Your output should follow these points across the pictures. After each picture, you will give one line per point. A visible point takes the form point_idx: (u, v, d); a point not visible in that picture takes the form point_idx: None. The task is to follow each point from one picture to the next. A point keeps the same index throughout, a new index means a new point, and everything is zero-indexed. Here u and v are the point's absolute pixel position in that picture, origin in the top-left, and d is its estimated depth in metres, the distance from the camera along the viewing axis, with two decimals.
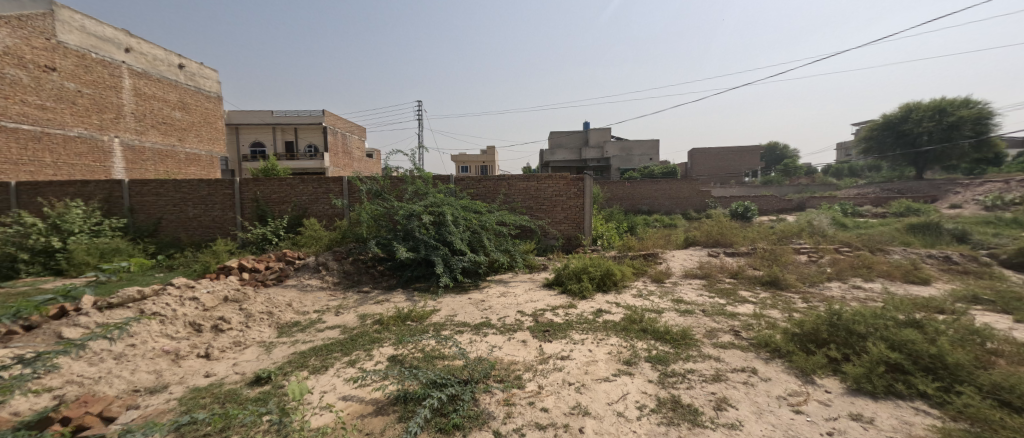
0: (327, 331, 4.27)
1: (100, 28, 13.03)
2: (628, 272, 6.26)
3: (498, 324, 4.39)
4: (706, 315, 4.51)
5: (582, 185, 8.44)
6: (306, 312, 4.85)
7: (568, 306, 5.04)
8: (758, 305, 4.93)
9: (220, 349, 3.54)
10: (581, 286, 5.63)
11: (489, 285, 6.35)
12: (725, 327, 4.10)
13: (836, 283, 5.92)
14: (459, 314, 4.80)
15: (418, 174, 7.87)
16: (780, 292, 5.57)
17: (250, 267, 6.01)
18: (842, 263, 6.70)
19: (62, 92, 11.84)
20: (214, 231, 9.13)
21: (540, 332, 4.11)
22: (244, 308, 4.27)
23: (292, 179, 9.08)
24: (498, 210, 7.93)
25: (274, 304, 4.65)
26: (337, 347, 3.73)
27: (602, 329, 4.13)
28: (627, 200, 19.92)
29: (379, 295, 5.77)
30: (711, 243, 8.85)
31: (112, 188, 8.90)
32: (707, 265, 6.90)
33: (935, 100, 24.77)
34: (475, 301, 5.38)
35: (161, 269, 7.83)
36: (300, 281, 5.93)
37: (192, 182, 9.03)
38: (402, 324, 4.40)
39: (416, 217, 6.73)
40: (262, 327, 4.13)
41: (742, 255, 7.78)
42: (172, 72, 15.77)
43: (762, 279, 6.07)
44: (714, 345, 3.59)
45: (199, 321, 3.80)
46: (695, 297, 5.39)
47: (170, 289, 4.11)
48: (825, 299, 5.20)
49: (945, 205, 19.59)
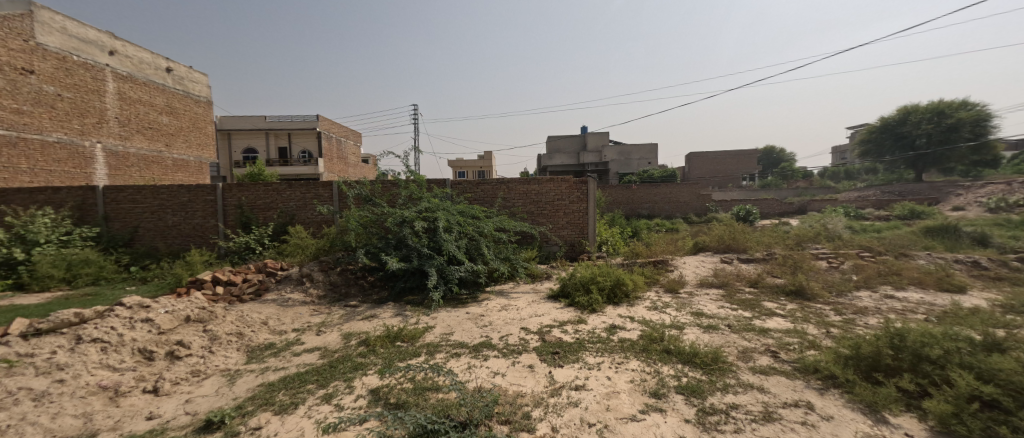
0: (307, 354, 3.74)
1: (83, 30, 12.51)
2: (640, 282, 5.75)
3: (500, 344, 3.87)
4: (734, 332, 4.01)
5: (585, 188, 7.97)
6: (284, 331, 4.32)
7: (577, 321, 4.52)
8: (789, 319, 4.44)
9: (175, 382, 3.03)
10: (590, 297, 5.12)
11: (489, 297, 5.83)
12: (760, 346, 3.60)
13: (866, 293, 5.43)
14: (457, 332, 4.28)
15: (411, 177, 7.34)
16: (809, 303, 5.07)
17: (225, 281, 5.46)
18: (867, 269, 6.22)
19: (40, 96, 11.29)
20: (194, 240, 8.57)
21: (549, 354, 3.59)
22: (209, 329, 3.74)
23: (279, 184, 8.54)
24: (497, 215, 7.44)
25: (247, 324, 4.13)
26: (314, 376, 3.21)
27: (619, 350, 3.62)
28: (627, 205, 19.50)
29: (367, 310, 5.23)
30: (722, 249, 8.35)
31: (86, 194, 8.36)
32: (723, 273, 6.41)
33: (934, 102, 24.52)
34: (474, 316, 4.85)
35: (133, 282, 7.28)
36: (280, 295, 5.40)
37: (171, 188, 8.49)
38: (391, 346, 3.87)
39: (408, 223, 6.23)
40: (228, 351, 3.60)
41: (757, 262, 7.30)
42: (159, 75, 15.26)
43: (785, 288, 5.58)
44: (754, 370, 3.08)
45: (152, 347, 3.26)
46: (717, 309, 4.89)
47: (119, 310, 3.55)
48: (861, 312, 4.71)
49: (948, 207, 19.25)
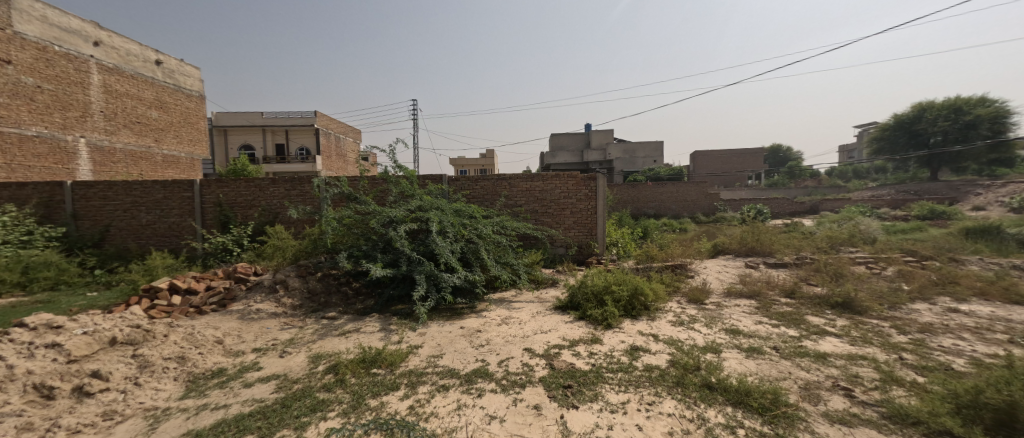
0: (262, 385, 3.03)
1: (65, 19, 11.87)
2: (661, 291, 5.01)
3: (500, 373, 3.16)
4: (786, 359, 3.28)
5: (594, 185, 7.25)
6: (241, 351, 3.62)
7: (590, 340, 3.81)
8: (847, 340, 3.71)
9: (73, 431, 2.38)
10: (605, 310, 4.39)
11: (488, 308, 5.13)
12: (824, 380, 2.87)
13: (925, 306, 4.66)
14: (447, 354, 3.58)
15: (400, 172, 6.60)
16: (862, 318, 4.30)
17: (184, 289, 4.77)
18: (920, 277, 5.43)
19: (19, 88, 10.61)
20: (170, 240, 7.89)
21: (560, 390, 2.87)
22: (138, 354, 3.08)
23: (262, 180, 7.86)
24: (497, 215, 6.74)
25: (195, 344, 3.45)
26: (259, 421, 2.53)
27: (647, 384, 2.90)
28: (632, 203, 18.76)
29: (346, 323, 4.52)
30: (745, 252, 7.59)
31: (52, 190, 7.71)
32: (752, 280, 5.66)
33: (951, 99, 23.49)
34: (469, 333, 4.14)
35: (96, 287, 6.61)
36: (247, 306, 4.71)
37: (145, 184, 7.82)
38: (366, 373, 3.17)
39: (396, 225, 5.56)
40: (161, 383, 2.94)
41: (789, 267, 6.51)
42: (148, 68, 14.60)
43: (829, 300, 4.82)
44: (830, 420, 2.37)
45: (52, 383, 2.61)
46: (755, 326, 4.14)
47: (22, 334, 2.90)
48: (928, 331, 3.95)
49: (968, 207, 18.35)
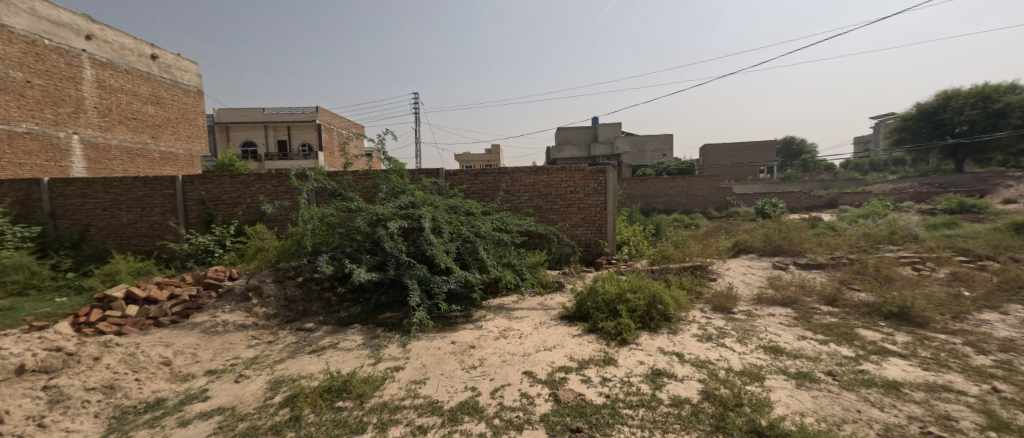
0: (199, 424, 2.47)
1: (55, 12, 11.38)
2: (682, 299, 4.38)
3: (492, 409, 2.55)
4: (848, 390, 2.62)
5: (603, 178, 6.60)
6: (191, 375, 3.07)
7: (603, 361, 3.18)
8: (917, 362, 3.05)
9: None
10: (619, 322, 3.77)
11: (486, 317, 4.55)
12: (908, 424, 2.23)
13: (996, 317, 3.97)
14: (433, 379, 2.98)
15: (391, 166, 5.99)
16: (926, 333, 3.62)
17: (143, 298, 4.26)
18: (981, 282, 4.70)
19: (8, 82, 10.17)
20: (151, 241, 7.42)
21: (567, 435, 2.27)
22: (51, 385, 2.62)
23: (247, 175, 7.34)
24: (497, 212, 6.12)
25: (132, 368, 2.94)
26: None
27: (678, 430, 2.28)
28: (642, 199, 18.03)
29: (323, 336, 3.94)
30: (770, 251, 6.87)
31: (29, 188, 7.28)
32: (784, 284, 4.99)
33: (978, 86, 22.16)
34: (461, 350, 3.53)
35: (67, 293, 6.13)
36: (213, 316, 4.17)
37: (126, 181, 7.35)
38: (329, 409, 2.59)
39: (384, 223, 4.98)
40: (73, 422, 2.42)
41: (823, 268, 5.84)
42: (143, 63, 14.15)
43: (881, 309, 4.14)
44: None
45: None
46: (798, 343, 3.49)
47: None
48: (1013, 350, 3.25)
49: (999, 199, 17.26)
